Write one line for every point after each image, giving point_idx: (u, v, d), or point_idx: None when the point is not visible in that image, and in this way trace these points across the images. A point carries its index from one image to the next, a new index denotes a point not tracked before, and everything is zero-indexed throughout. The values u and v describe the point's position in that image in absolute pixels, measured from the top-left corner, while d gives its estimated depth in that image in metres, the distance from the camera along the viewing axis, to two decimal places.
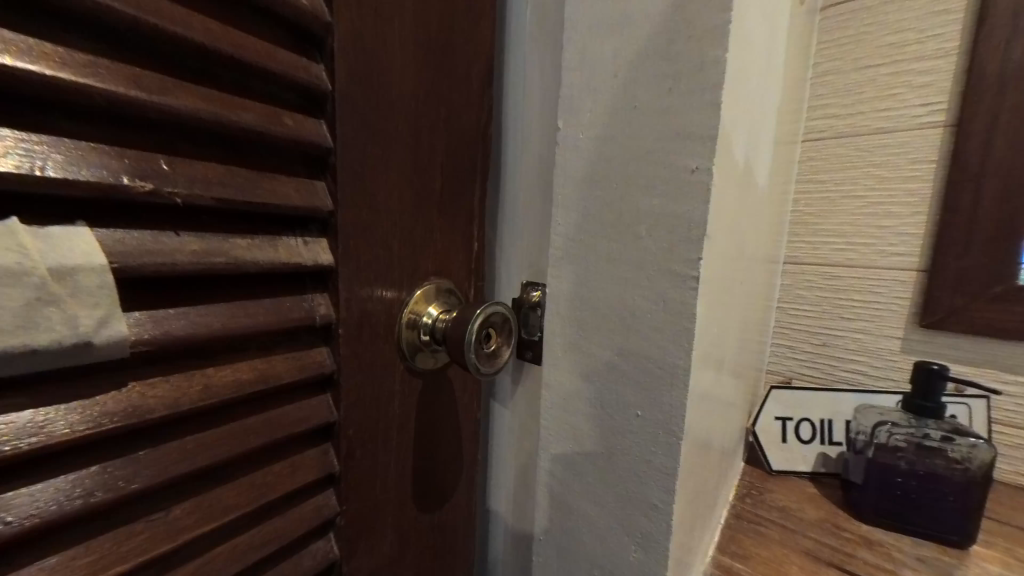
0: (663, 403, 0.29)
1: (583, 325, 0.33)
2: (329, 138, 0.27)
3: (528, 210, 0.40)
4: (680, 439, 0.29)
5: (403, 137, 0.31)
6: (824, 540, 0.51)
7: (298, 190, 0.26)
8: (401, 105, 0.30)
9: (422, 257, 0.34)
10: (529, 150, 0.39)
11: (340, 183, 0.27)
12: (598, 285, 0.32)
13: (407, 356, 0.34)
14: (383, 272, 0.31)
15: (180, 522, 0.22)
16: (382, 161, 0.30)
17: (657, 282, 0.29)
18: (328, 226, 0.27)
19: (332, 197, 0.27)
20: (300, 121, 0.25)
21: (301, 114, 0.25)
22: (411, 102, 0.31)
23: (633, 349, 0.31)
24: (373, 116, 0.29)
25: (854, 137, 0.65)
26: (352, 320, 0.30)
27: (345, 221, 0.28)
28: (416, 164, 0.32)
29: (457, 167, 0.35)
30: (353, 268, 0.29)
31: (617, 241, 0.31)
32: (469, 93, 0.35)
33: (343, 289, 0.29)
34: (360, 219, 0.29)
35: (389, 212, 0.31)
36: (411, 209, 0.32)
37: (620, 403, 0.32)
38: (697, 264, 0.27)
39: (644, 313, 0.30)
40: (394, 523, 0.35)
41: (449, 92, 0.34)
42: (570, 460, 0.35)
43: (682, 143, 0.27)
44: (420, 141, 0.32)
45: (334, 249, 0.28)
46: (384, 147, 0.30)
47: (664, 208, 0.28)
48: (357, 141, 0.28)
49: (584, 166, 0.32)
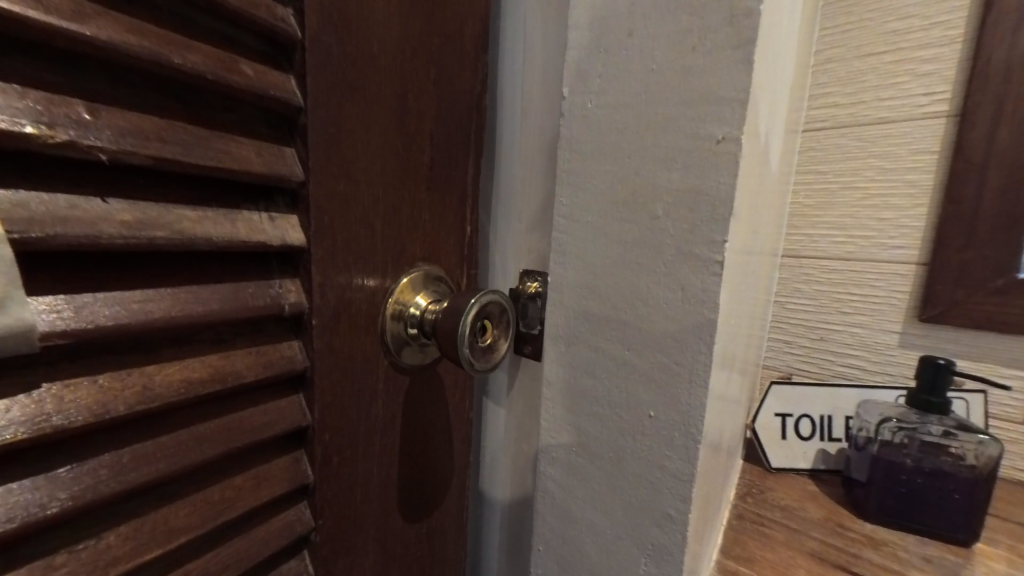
0: (679, 402, 0.26)
1: (588, 315, 0.30)
2: (299, 95, 0.23)
3: (527, 191, 0.37)
4: (698, 443, 0.26)
5: (389, 102, 0.28)
6: (829, 540, 0.49)
7: (261, 155, 0.22)
8: (386, 65, 0.27)
9: (410, 239, 0.30)
10: (530, 126, 0.36)
11: (313, 148, 0.24)
12: (607, 271, 0.29)
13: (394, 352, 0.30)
14: (365, 255, 0.28)
15: (112, 553, 0.19)
16: (365, 127, 0.27)
17: (673, 266, 0.26)
18: (298, 200, 0.24)
19: (303, 165, 0.24)
20: (261, 72, 0.22)
21: (262, 63, 0.22)
22: (396, 61, 0.28)
23: (645, 341, 0.28)
24: (353, 74, 0.25)
25: (856, 127, 0.63)
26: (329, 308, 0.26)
27: (318, 193, 0.25)
28: (402, 133, 0.29)
29: (449, 139, 0.32)
30: (328, 246, 0.25)
31: (627, 222, 0.28)
32: (463, 58, 0.32)
33: (317, 271, 0.25)
34: (337, 192, 0.26)
35: (371, 186, 0.27)
36: (396, 185, 0.29)
37: (629, 401, 0.29)
38: (721, 247, 0.24)
39: (658, 301, 0.27)
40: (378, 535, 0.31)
41: (440, 55, 0.30)
42: (572, 463, 0.32)
43: (709, 108, 0.24)
44: (407, 107, 0.29)
45: (305, 227, 0.24)
46: (364, 110, 0.26)
47: (684, 182, 0.25)
48: (335, 103, 0.25)
49: (590, 138, 0.29)
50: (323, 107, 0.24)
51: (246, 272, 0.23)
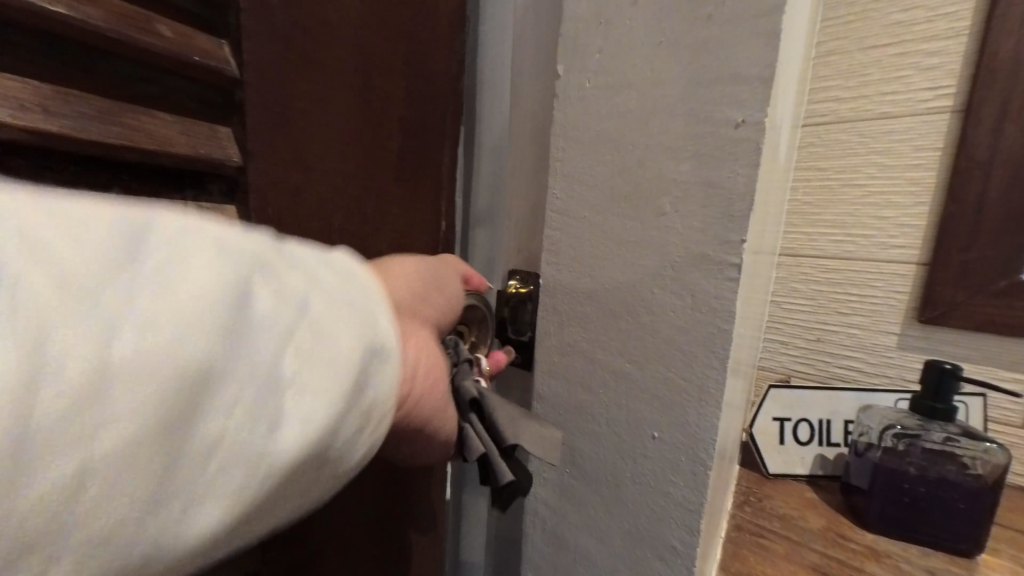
0: (686, 422, 0.23)
1: (584, 324, 0.27)
2: (235, 66, 0.21)
3: (516, 185, 0.33)
4: (707, 469, 0.23)
5: (348, 79, 0.25)
6: (831, 552, 0.47)
7: (185, 133, 0.20)
8: (342, 37, 0.25)
9: (373, 230, 0.28)
10: (519, 113, 0.33)
11: (254, 128, 0.22)
12: (606, 274, 0.26)
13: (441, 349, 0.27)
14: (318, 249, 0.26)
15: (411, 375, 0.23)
16: (318, 106, 0.24)
17: (681, 269, 0.23)
18: (234, 187, 0.22)
19: (242, 149, 0.22)
20: (185, 35, 0.19)
21: (186, 25, 0.19)
22: (359, 35, 0.25)
23: (648, 354, 0.24)
24: (306, 48, 0.23)
25: (859, 122, 0.61)
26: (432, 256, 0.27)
27: (260, 179, 0.22)
28: (366, 116, 0.27)
29: (422, 127, 0.30)
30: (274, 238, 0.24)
31: (629, 218, 0.25)
32: (437, 36, 0.30)
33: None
34: (285, 178, 0.24)
35: (327, 173, 0.25)
36: (359, 173, 0.27)
37: (629, 420, 0.26)
38: (739, 248, 0.21)
39: (664, 308, 0.24)
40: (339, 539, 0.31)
41: (410, 32, 0.28)
42: (565, 486, 0.29)
43: (727, 88, 0.21)
44: (372, 87, 0.26)
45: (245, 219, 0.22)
46: (321, 90, 0.24)
47: (696, 175, 0.22)
48: (278, 77, 0.23)
49: (587, 125, 0.26)
50: (265, 81, 0.22)
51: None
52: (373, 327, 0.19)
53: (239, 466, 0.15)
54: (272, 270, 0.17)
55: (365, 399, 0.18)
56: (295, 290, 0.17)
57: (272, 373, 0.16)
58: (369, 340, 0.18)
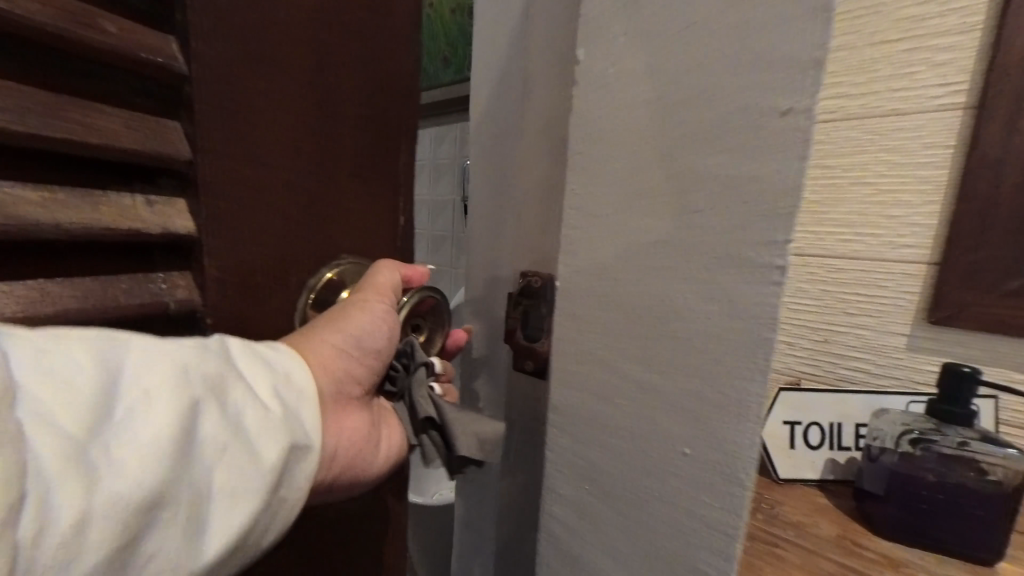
0: (722, 438, 0.21)
1: (606, 329, 0.25)
2: (181, 58, 0.20)
3: (530, 181, 0.31)
4: (745, 489, 0.21)
5: (298, 66, 0.24)
6: (848, 562, 0.45)
7: (129, 127, 0.19)
8: (294, 28, 0.23)
9: (332, 228, 0.26)
10: (534, 104, 0.31)
11: (202, 121, 0.21)
12: (631, 275, 0.24)
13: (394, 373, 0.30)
14: (271, 246, 0.24)
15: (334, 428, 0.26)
16: (268, 99, 0.23)
17: (716, 269, 0.21)
18: (186, 182, 0.21)
19: (192, 142, 0.21)
20: (128, 29, 0.18)
21: (128, 19, 0.19)
22: (309, 18, 0.24)
23: (677, 362, 0.22)
24: (248, 31, 0.22)
25: (869, 117, 0.59)
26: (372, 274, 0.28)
27: (208, 173, 0.21)
28: (320, 104, 0.25)
29: (380, 113, 0.27)
30: (228, 237, 0.22)
31: (656, 216, 0.23)
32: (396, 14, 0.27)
33: (213, 266, 0.22)
34: (231, 171, 0.22)
35: (277, 166, 0.24)
36: (312, 165, 0.25)
37: (657, 435, 0.23)
38: (783, 248, 0.19)
39: (695, 313, 0.22)
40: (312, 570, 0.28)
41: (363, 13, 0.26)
42: (583, 503, 0.27)
43: (770, 72, 0.19)
44: (325, 73, 0.25)
45: (195, 215, 0.21)
46: (267, 75, 0.23)
47: (736, 167, 0.20)
48: (230, 67, 0.21)
49: (610, 113, 0.24)
50: (214, 72, 0.21)
51: (118, 266, 0.20)
52: (306, 423, 0.22)
53: (160, 571, 0.17)
54: (235, 364, 0.21)
55: (281, 493, 0.21)
56: (237, 395, 0.21)
57: (201, 489, 0.18)
58: (293, 443, 0.21)
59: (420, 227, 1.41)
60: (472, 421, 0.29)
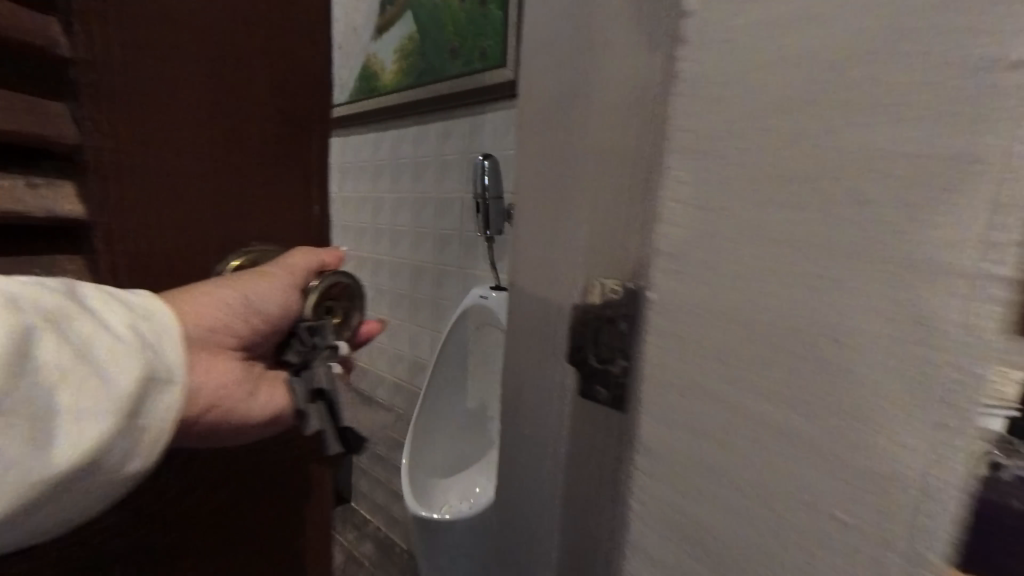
0: (888, 475, 0.19)
1: (723, 348, 0.23)
2: (73, 48, 0.27)
3: (598, 189, 0.30)
4: (933, 541, 0.18)
5: (192, 88, 0.32)
6: None
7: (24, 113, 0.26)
8: (195, 41, 0.31)
9: (251, 217, 0.35)
10: (610, 104, 0.29)
11: (93, 130, 0.28)
12: (763, 289, 0.22)
13: (298, 344, 0.37)
14: (159, 232, 0.31)
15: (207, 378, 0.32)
16: (174, 115, 0.31)
17: (879, 285, 0.19)
18: (64, 166, 0.28)
19: (78, 126, 0.28)
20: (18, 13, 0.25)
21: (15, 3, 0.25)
22: (205, 58, 0.32)
23: (823, 386, 0.21)
24: (117, 60, 0.29)
25: None
26: (285, 258, 0.36)
27: (100, 160, 0.29)
28: (207, 119, 0.32)
29: (291, 122, 0.36)
30: (117, 216, 0.30)
31: (799, 226, 0.21)
32: (298, 47, 0.36)
33: (113, 250, 0.30)
34: (123, 160, 0.29)
35: (162, 159, 0.31)
36: (191, 163, 0.32)
37: (799, 467, 0.22)
38: (990, 266, 0.17)
39: (840, 335, 0.20)
40: (183, 496, 0.35)
41: (265, 45, 0.34)
42: (691, 532, 0.26)
43: (962, 67, 0.17)
44: (222, 95, 0.33)
45: (85, 201, 0.29)
46: (136, 78, 0.29)
47: (901, 173, 0.19)
48: (100, 91, 0.28)
49: (744, 115, 0.22)
50: (95, 84, 0.28)
51: None
52: (173, 358, 0.29)
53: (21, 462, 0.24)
54: (78, 297, 0.27)
55: (144, 420, 0.27)
56: (94, 317, 0.27)
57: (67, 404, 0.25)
58: (155, 369, 0.28)
59: (428, 226, 1.39)
60: (356, 407, 0.37)
